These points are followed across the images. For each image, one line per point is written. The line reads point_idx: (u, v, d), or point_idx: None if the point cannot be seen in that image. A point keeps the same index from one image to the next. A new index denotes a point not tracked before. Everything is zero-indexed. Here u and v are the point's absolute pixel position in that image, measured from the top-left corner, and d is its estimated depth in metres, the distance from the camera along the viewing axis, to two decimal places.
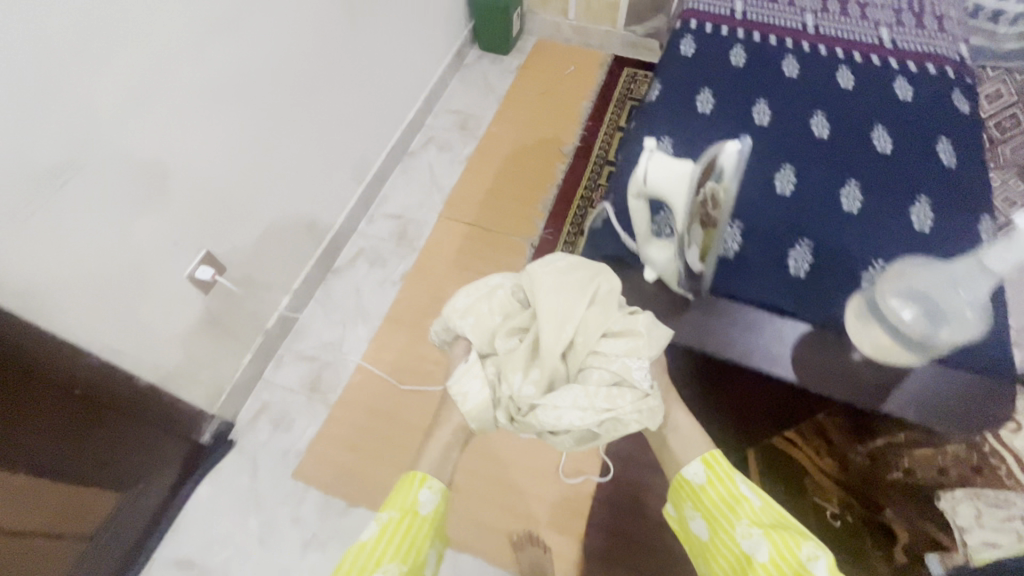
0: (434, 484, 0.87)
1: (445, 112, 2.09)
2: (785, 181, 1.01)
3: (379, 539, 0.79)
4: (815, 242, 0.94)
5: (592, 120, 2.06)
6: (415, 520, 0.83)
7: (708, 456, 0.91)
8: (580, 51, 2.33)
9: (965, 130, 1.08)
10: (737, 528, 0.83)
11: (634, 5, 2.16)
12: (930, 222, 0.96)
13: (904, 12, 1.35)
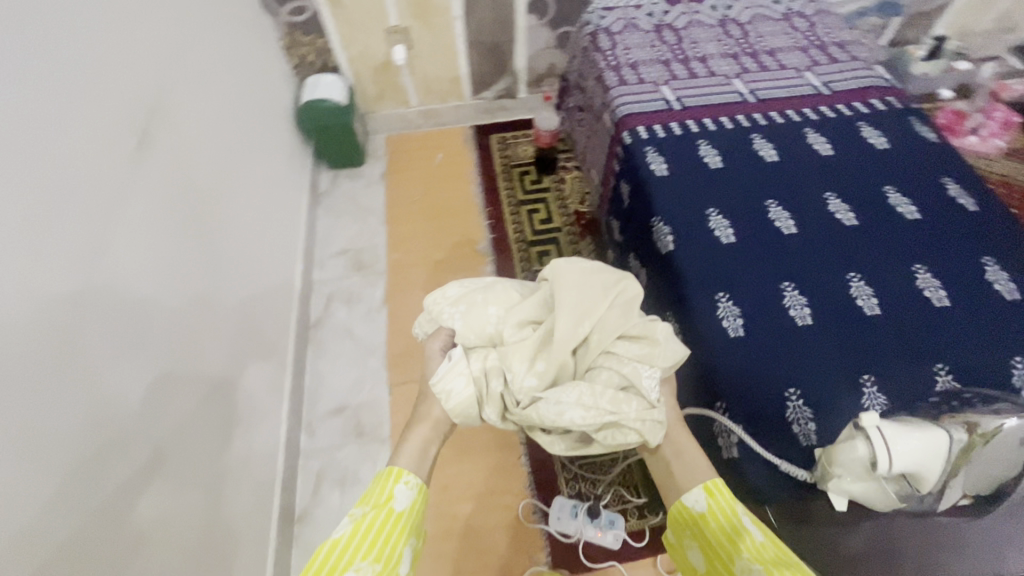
0: (411, 478, 0.77)
1: (330, 259, 1.87)
2: (856, 295, 0.96)
3: (353, 536, 0.71)
4: (952, 364, 0.87)
5: (491, 204, 1.98)
6: (390, 519, 0.73)
7: (710, 483, 0.79)
8: (438, 133, 2.21)
9: (952, 163, 1.13)
10: (736, 563, 0.71)
11: (474, 75, 2.09)
12: (1014, 286, 0.95)
13: (811, 50, 1.37)
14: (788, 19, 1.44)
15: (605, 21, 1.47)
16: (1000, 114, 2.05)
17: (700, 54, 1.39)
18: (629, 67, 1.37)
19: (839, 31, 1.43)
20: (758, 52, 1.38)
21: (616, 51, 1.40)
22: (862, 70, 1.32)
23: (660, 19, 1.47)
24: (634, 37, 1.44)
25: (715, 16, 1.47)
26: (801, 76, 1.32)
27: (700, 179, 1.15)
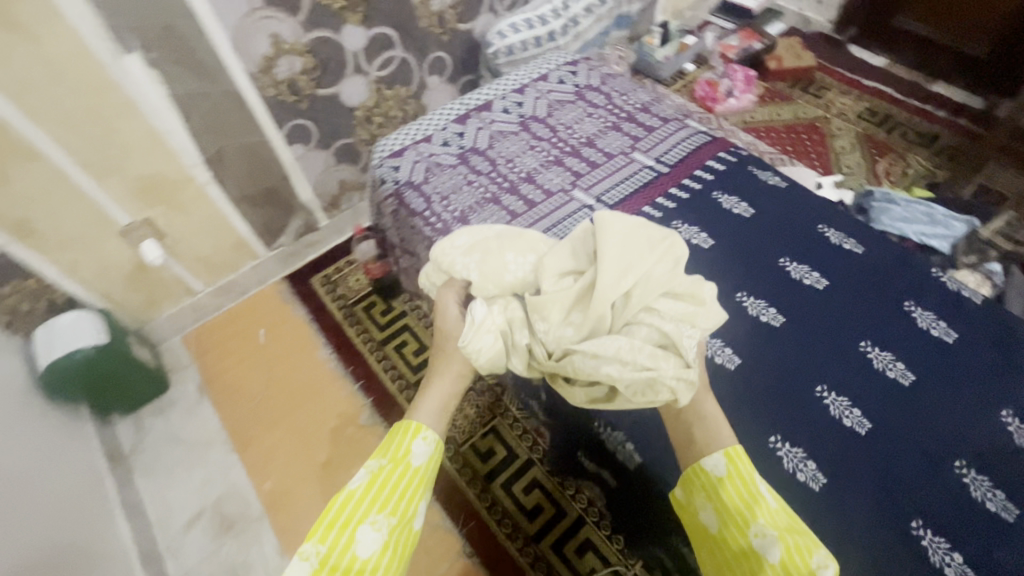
0: (427, 435, 0.92)
1: (183, 535, 1.40)
2: (842, 417, 0.93)
3: (372, 487, 0.84)
4: (965, 456, 0.88)
5: (351, 361, 1.68)
6: (402, 470, 0.87)
7: (730, 449, 0.80)
8: (248, 305, 1.83)
9: (818, 210, 1.23)
10: (752, 527, 0.73)
11: (260, 228, 1.74)
12: (943, 323, 1.03)
13: (622, 127, 1.43)
14: (582, 97, 1.50)
15: (408, 171, 1.32)
16: (739, 73, 2.32)
17: (524, 171, 1.33)
18: (462, 216, 1.23)
19: (630, 95, 1.53)
20: (576, 146, 1.39)
21: (438, 201, 1.27)
22: (669, 132, 1.43)
23: (464, 144, 1.38)
24: (448, 175, 1.31)
25: (515, 119, 1.44)
26: (628, 159, 1.36)
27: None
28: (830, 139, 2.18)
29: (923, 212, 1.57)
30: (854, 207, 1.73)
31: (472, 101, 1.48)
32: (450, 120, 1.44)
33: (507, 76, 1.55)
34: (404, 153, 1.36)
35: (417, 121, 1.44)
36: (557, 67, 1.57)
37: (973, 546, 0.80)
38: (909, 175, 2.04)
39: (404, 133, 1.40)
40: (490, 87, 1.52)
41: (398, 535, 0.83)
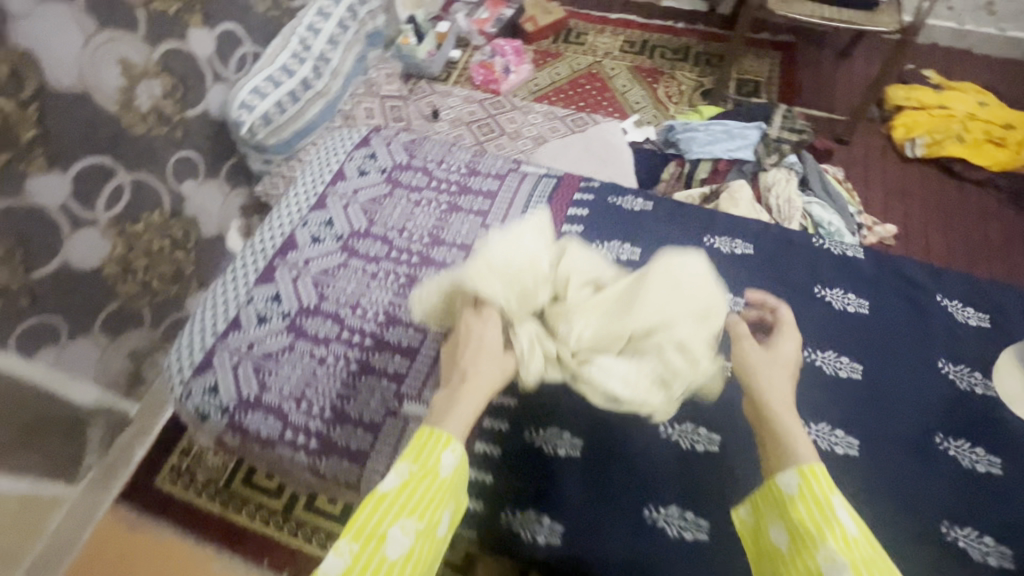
0: (459, 446, 0.70)
1: None
2: (831, 447, 0.82)
3: (399, 493, 0.67)
4: (941, 431, 0.83)
5: (260, 551, 1.35)
6: (433, 482, 0.68)
7: (811, 465, 0.66)
8: (84, 558, 1.36)
9: (682, 221, 1.10)
10: (819, 553, 0.60)
11: (49, 468, 1.27)
12: (854, 295, 0.97)
13: (458, 205, 1.22)
14: (397, 185, 1.25)
15: (232, 383, 1.02)
16: (507, 49, 2.28)
17: (377, 315, 1.08)
18: (334, 414, 0.98)
19: (449, 158, 1.30)
20: (419, 250, 1.16)
21: (295, 406, 1.00)
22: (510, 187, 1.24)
23: (286, 312, 1.09)
24: (287, 366, 1.03)
25: (334, 248, 1.17)
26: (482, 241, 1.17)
27: (620, 486, 0.88)
28: (610, 82, 2.24)
29: (721, 130, 1.72)
30: (663, 143, 1.85)
31: (269, 245, 1.18)
32: (255, 285, 1.13)
33: (296, 193, 1.26)
34: (216, 361, 1.04)
35: (212, 304, 1.12)
36: (352, 157, 1.31)
37: (989, 524, 0.76)
38: (685, 91, 2.19)
39: (198, 328, 1.09)
40: (284, 217, 1.22)
41: (423, 552, 0.65)
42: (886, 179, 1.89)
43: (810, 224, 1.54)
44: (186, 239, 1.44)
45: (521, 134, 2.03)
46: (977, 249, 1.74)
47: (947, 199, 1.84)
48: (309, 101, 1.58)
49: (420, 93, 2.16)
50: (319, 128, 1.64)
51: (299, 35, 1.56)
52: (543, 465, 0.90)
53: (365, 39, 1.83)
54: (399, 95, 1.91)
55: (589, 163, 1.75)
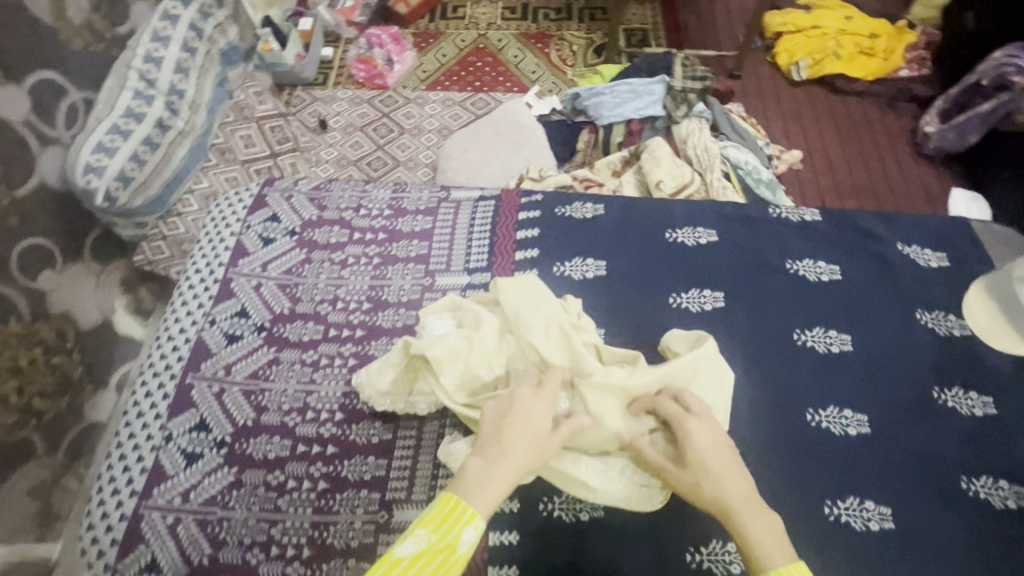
0: (484, 524, 0.60)
1: None
2: (846, 430, 0.81)
3: (412, 565, 0.58)
4: (931, 384, 0.85)
5: None
6: (447, 564, 0.58)
7: (782, 567, 0.58)
8: None
9: (637, 219, 1.03)
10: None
11: None
12: (821, 266, 0.96)
13: (387, 253, 1.02)
14: (313, 249, 1.03)
15: (171, 557, 0.77)
16: (384, 38, 2.09)
17: (335, 412, 0.86)
18: (318, 554, 0.76)
19: (367, 201, 1.10)
20: (364, 318, 0.95)
21: (261, 561, 0.76)
22: (449, 219, 1.06)
23: (219, 439, 0.85)
24: (237, 512, 0.79)
25: (257, 343, 0.93)
26: (439, 288, 0.97)
27: (658, 536, 0.77)
28: (500, 54, 2.12)
29: (627, 90, 1.68)
30: (572, 112, 1.77)
31: (172, 361, 0.92)
32: (166, 417, 0.87)
33: (192, 286, 1.00)
34: (140, 534, 0.79)
35: (116, 456, 0.85)
36: (248, 228, 1.05)
37: (1003, 464, 0.79)
38: (578, 51, 2.12)
39: (92, 498, 0.83)
40: (183, 320, 0.96)
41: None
42: (782, 105, 1.96)
43: (730, 169, 1.54)
44: (61, 336, 1.15)
45: (422, 129, 1.90)
46: (874, 158, 1.83)
47: (839, 115, 1.93)
48: (172, 142, 1.35)
49: (300, 104, 1.96)
50: (193, 170, 1.43)
51: (137, 69, 1.30)
52: (570, 538, 0.77)
53: (220, 58, 1.59)
54: (276, 112, 1.67)
55: (503, 148, 1.64)
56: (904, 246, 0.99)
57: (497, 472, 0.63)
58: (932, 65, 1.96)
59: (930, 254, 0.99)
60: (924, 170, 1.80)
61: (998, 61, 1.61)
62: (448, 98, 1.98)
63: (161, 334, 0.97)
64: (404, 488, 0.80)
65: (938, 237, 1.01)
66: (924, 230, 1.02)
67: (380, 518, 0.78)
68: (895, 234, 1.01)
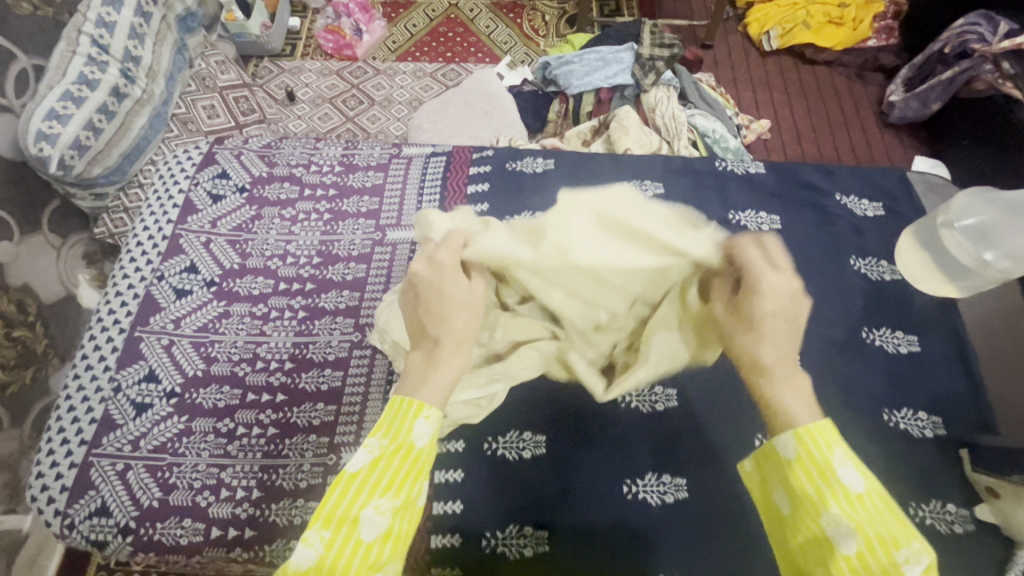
0: (435, 414, 0.61)
1: None
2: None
3: (368, 473, 0.57)
4: (861, 324, 0.89)
5: None
6: (406, 460, 0.58)
7: (808, 426, 0.59)
8: None
9: (592, 175, 1.05)
10: (823, 516, 0.54)
11: None
12: (762, 216, 0.99)
13: (339, 206, 1.03)
14: (264, 205, 1.03)
15: (121, 502, 0.78)
16: (351, 6, 1.99)
17: (284, 361, 0.88)
18: (267, 496, 0.78)
19: (317, 157, 1.10)
20: (313, 272, 0.96)
21: (210, 504, 0.77)
22: (400, 174, 1.06)
23: (169, 390, 0.86)
24: (188, 457, 0.81)
25: (207, 297, 0.94)
26: (390, 242, 0.98)
27: (598, 468, 0.80)
28: (471, 25, 2.09)
29: (596, 58, 1.66)
30: (542, 81, 1.75)
31: (120, 315, 0.93)
32: (115, 368, 0.88)
33: (139, 243, 1.00)
34: (89, 481, 0.80)
35: (64, 408, 0.85)
36: (198, 184, 1.05)
37: (922, 398, 0.83)
38: (551, 20, 2.09)
39: (39, 449, 0.83)
40: (131, 275, 0.96)
41: (403, 531, 0.58)
42: (751, 73, 1.97)
43: (697, 136, 1.55)
44: (23, 308, 1.07)
45: (392, 101, 1.88)
46: (838, 125, 1.86)
47: (806, 83, 1.95)
48: (130, 111, 1.32)
49: (266, 75, 1.92)
50: (153, 140, 1.41)
51: (89, 33, 1.25)
52: (511, 473, 0.80)
53: (178, 25, 1.55)
54: (240, 82, 1.63)
55: (472, 118, 1.63)
56: (847, 197, 1.02)
57: (436, 373, 0.63)
58: (899, 35, 1.96)
59: (872, 204, 1.02)
60: (886, 137, 1.83)
61: (960, 29, 1.63)
62: (419, 69, 1.95)
63: (109, 288, 0.96)
64: (353, 433, 0.82)
65: (883, 186, 1.04)
66: (868, 182, 1.05)
67: (330, 461, 0.80)
68: (839, 186, 1.04)
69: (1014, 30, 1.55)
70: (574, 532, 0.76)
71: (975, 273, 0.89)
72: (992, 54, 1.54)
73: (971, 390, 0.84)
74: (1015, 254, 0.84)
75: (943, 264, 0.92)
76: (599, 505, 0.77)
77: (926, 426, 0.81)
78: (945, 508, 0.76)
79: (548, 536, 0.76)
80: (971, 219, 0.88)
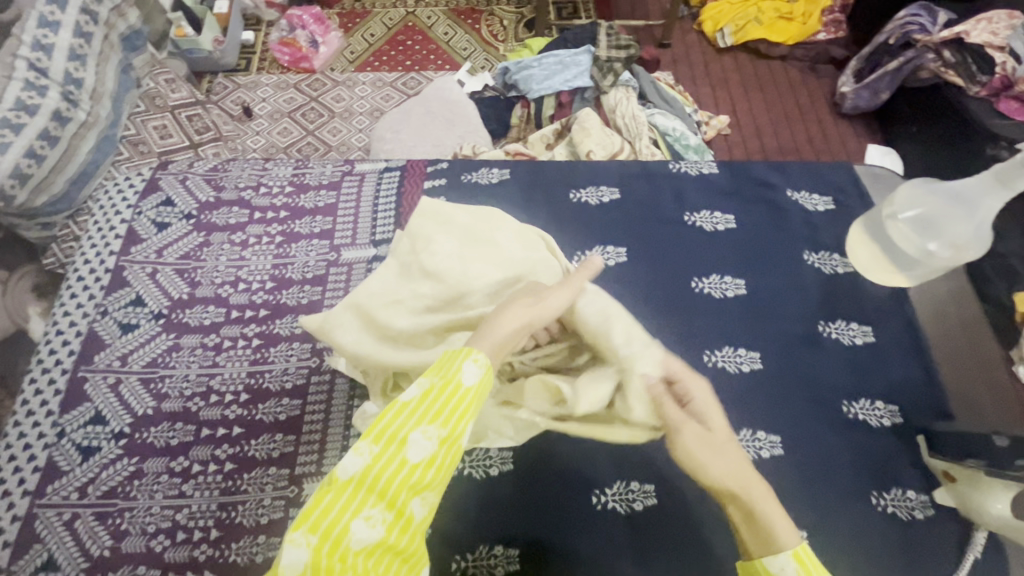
0: (483, 359, 0.63)
1: None
2: (740, 367, 0.86)
3: (419, 404, 0.59)
4: (818, 317, 0.91)
5: None
6: (457, 397, 0.60)
7: (798, 547, 0.59)
8: None
9: (551, 182, 1.05)
10: None
11: None
12: (717, 216, 1.01)
13: (290, 227, 1.01)
14: (212, 231, 1.00)
15: (69, 554, 0.74)
16: (306, 18, 1.99)
17: (239, 393, 0.85)
18: (226, 535, 0.75)
19: (265, 178, 1.07)
20: (267, 297, 0.94)
21: (166, 548, 0.74)
22: (354, 192, 1.05)
23: (117, 431, 0.82)
24: (140, 500, 0.78)
25: (155, 331, 0.91)
26: (345, 262, 0.97)
27: (567, 479, 0.80)
28: (430, 32, 2.08)
29: (554, 62, 1.67)
30: (503, 87, 1.75)
31: (61, 354, 0.88)
32: (58, 412, 0.84)
33: (80, 278, 0.95)
34: (34, 534, 0.76)
35: (3, 457, 0.81)
36: (142, 212, 1.02)
37: (879, 387, 0.85)
38: (508, 25, 2.09)
39: None
40: (72, 312, 0.92)
41: (447, 460, 0.59)
42: (706, 71, 2.00)
43: (658, 135, 1.56)
44: None
45: (352, 112, 1.85)
46: (791, 118, 1.90)
47: (759, 79, 1.99)
48: (74, 136, 1.27)
49: (221, 91, 1.88)
50: (101, 164, 1.36)
51: (25, 57, 1.19)
52: (478, 491, 0.79)
53: (122, 43, 1.50)
54: (192, 100, 1.58)
55: (434, 127, 1.62)
56: (801, 193, 1.05)
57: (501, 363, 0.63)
58: (847, 27, 2.01)
59: (823, 198, 1.04)
60: (837, 128, 1.89)
61: (902, 20, 1.68)
62: (378, 79, 1.93)
63: (49, 327, 0.92)
64: (314, 462, 0.79)
65: (833, 179, 1.07)
66: (819, 177, 1.07)
67: (292, 491, 0.78)
68: (792, 182, 1.06)
69: (951, 20, 1.63)
70: (547, 546, 0.76)
71: (921, 262, 0.86)
72: (933, 44, 1.60)
73: (925, 377, 0.87)
74: (957, 242, 0.81)
75: (893, 254, 0.90)
76: (568, 522, 0.77)
77: (885, 416, 0.83)
78: (909, 494, 0.78)
79: (518, 552, 0.75)
80: (911, 210, 0.84)
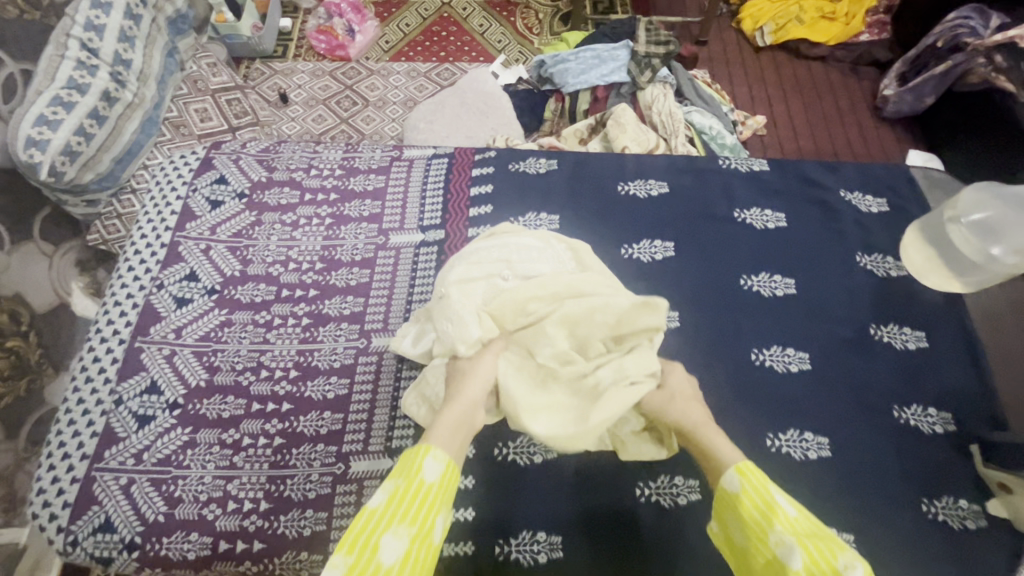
0: (442, 452, 0.60)
1: None
2: (788, 367, 0.85)
3: (386, 509, 0.55)
4: (870, 320, 0.89)
5: None
6: (421, 491, 0.57)
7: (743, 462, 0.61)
8: None
9: (594, 175, 1.05)
10: (772, 535, 0.54)
11: None
12: (766, 214, 0.99)
13: (339, 209, 1.02)
14: (263, 211, 1.02)
15: (125, 518, 0.77)
16: (343, 6, 1.97)
17: (289, 370, 0.87)
18: (275, 507, 0.77)
19: (315, 161, 1.08)
20: (316, 277, 0.95)
21: (217, 516, 0.76)
22: (401, 177, 1.05)
23: (171, 401, 0.84)
24: (193, 469, 0.80)
25: (208, 306, 0.93)
26: (393, 246, 0.98)
27: (612, 469, 0.80)
28: (465, 24, 2.08)
29: (592, 55, 1.65)
30: (538, 80, 1.74)
31: (119, 325, 0.91)
32: (115, 381, 0.86)
33: (136, 252, 0.98)
34: (92, 496, 0.78)
35: (64, 421, 0.84)
36: (195, 190, 1.04)
37: (931, 393, 0.83)
38: (544, 18, 2.08)
39: (38, 466, 0.81)
40: (129, 285, 0.94)
41: (423, 554, 0.55)
42: (747, 68, 1.97)
43: (694, 133, 1.54)
44: (15, 318, 1.04)
45: (386, 101, 1.86)
46: (834, 119, 1.86)
47: (801, 78, 1.95)
48: (122, 116, 1.30)
49: (258, 77, 1.90)
50: (146, 145, 1.39)
51: (78, 37, 1.22)
52: (524, 479, 0.79)
53: (168, 27, 1.52)
54: (232, 84, 1.61)
55: (468, 118, 1.62)
56: (850, 194, 1.03)
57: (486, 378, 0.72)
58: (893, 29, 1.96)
59: (875, 199, 1.02)
60: (882, 131, 1.84)
61: (954, 22, 1.63)
62: (413, 70, 1.94)
63: (106, 299, 0.95)
64: (361, 440, 0.81)
65: (883, 180, 1.05)
66: (868, 178, 1.05)
67: (340, 467, 0.79)
68: (841, 182, 1.04)
69: (1005, 23, 1.58)
70: (592, 533, 0.76)
71: (982, 266, 0.90)
72: (985, 48, 1.54)
73: (980, 384, 0.84)
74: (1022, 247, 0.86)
75: (950, 259, 0.94)
76: (614, 513, 0.77)
77: (937, 423, 0.81)
78: (961, 503, 0.76)
79: (562, 539, 0.76)
80: (976, 212, 0.90)
